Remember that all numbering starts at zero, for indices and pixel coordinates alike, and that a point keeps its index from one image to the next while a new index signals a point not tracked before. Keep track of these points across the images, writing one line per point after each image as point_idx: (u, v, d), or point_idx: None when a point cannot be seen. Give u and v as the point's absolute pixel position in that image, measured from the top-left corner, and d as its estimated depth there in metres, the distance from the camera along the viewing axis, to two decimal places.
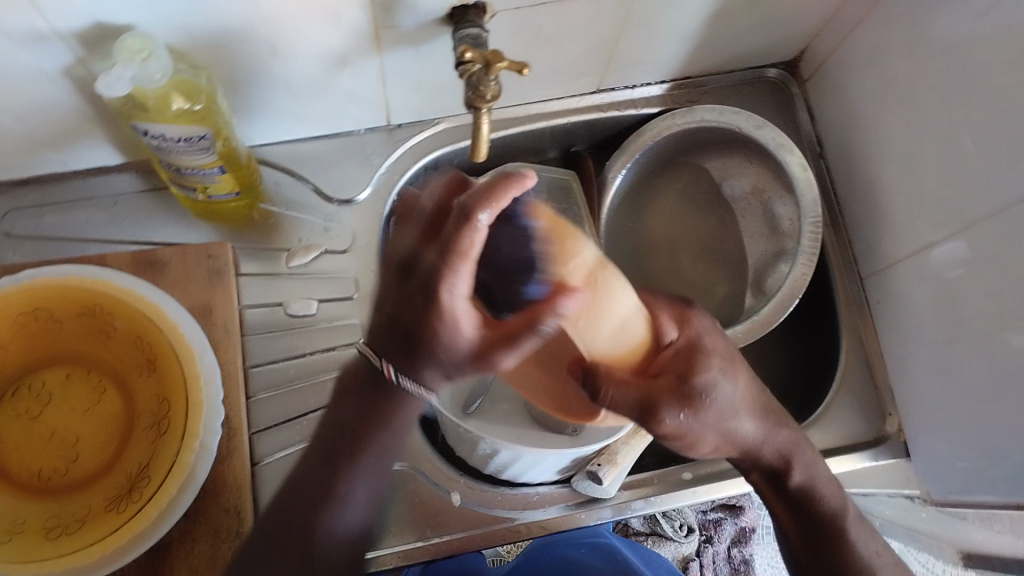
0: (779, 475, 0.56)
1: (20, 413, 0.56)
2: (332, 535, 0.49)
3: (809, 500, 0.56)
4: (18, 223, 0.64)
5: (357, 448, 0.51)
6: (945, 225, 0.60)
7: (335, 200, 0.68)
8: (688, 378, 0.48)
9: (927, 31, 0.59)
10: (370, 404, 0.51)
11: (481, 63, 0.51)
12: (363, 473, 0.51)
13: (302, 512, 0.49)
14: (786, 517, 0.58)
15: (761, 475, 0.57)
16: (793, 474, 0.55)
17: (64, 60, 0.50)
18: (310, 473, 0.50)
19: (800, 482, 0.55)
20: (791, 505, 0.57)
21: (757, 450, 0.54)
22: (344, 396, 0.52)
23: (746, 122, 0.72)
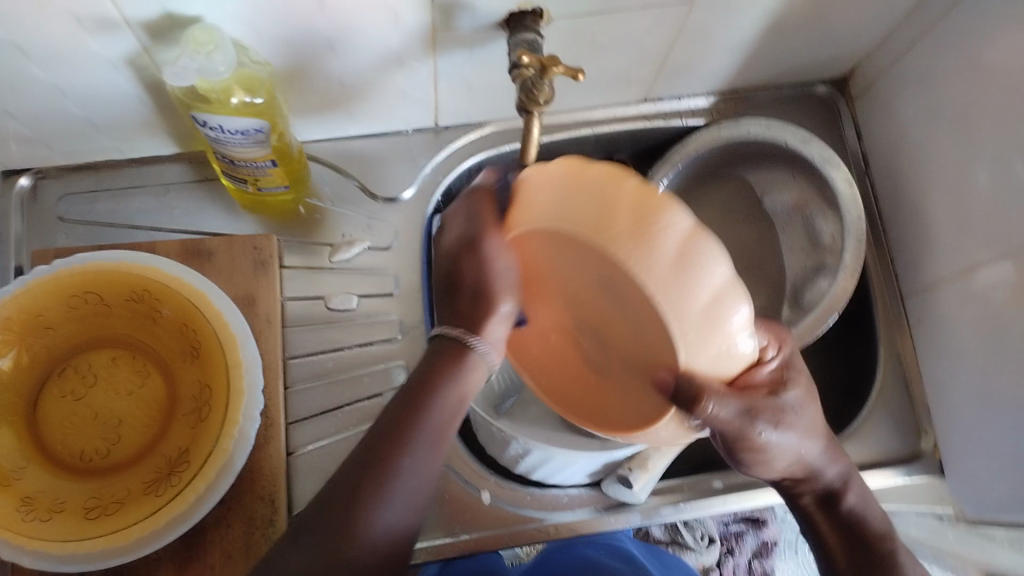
0: (834, 495, 0.55)
1: (66, 394, 0.57)
2: (376, 533, 0.45)
3: (860, 523, 0.56)
4: (73, 207, 0.66)
5: (408, 431, 0.47)
6: (992, 247, 0.59)
7: (380, 197, 0.69)
8: (779, 394, 0.48)
9: (984, 53, 0.58)
10: (436, 374, 0.47)
11: (536, 66, 0.52)
12: (410, 463, 0.46)
13: (344, 508, 0.45)
14: (835, 539, 0.57)
15: (813, 497, 0.56)
16: (846, 496, 0.55)
17: (130, 49, 0.52)
18: (345, 476, 0.46)
19: (853, 505, 0.56)
20: (840, 529, 0.56)
21: (820, 469, 0.54)
22: (418, 367, 0.49)
23: (791, 136, 0.71)
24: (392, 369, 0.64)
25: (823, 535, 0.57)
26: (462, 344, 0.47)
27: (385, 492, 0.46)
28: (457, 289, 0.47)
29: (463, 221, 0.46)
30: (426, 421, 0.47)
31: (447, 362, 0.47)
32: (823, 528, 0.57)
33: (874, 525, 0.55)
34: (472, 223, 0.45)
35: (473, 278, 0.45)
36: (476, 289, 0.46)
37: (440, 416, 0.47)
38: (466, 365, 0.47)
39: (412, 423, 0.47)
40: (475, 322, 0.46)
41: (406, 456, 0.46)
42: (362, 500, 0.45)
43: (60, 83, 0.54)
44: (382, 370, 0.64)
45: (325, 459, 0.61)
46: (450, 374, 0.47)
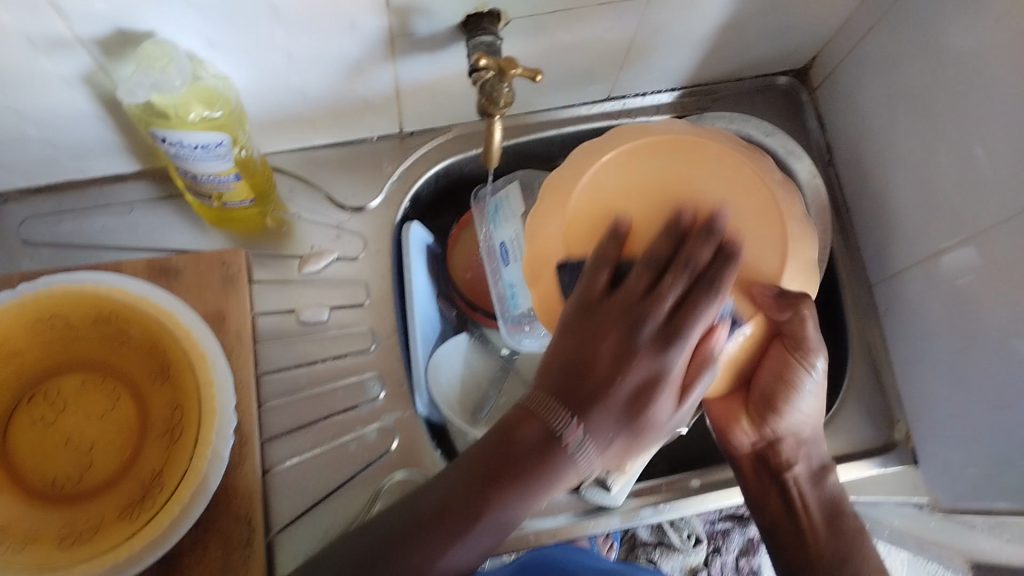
0: (820, 470, 0.57)
1: (36, 420, 0.56)
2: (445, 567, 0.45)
3: (836, 506, 0.56)
4: (36, 230, 0.65)
5: (491, 487, 0.46)
6: (955, 231, 0.60)
7: (348, 207, 0.69)
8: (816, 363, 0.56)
9: (938, 39, 0.59)
10: (523, 432, 0.46)
11: (495, 70, 0.52)
12: (491, 520, 0.45)
13: (404, 555, 0.45)
14: (815, 512, 0.56)
15: (806, 470, 0.57)
16: (829, 475, 0.57)
17: (85, 67, 0.51)
18: (417, 509, 0.47)
19: (835, 487, 0.57)
20: (824, 505, 0.56)
21: (807, 442, 0.57)
22: (488, 442, 0.47)
23: (755, 129, 0.72)
24: (366, 381, 0.64)
25: (803, 510, 0.56)
26: (547, 433, 0.46)
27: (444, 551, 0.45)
28: (590, 371, 0.46)
29: (580, 284, 0.48)
30: (499, 494, 0.45)
31: (538, 443, 0.46)
32: (805, 505, 0.56)
33: (849, 508, 0.56)
34: (564, 329, 0.47)
35: (609, 357, 0.46)
36: (556, 365, 0.47)
37: (511, 493, 0.46)
38: (568, 467, 0.46)
39: (500, 482, 0.46)
40: (574, 407, 0.46)
41: (500, 505, 0.46)
42: (436, 543, 0.45)
43: (14, 104, 0.53)
44: (356, 382, 0.64)
45: (302, 475, 0.60)
46: (556, 465, 0.46)
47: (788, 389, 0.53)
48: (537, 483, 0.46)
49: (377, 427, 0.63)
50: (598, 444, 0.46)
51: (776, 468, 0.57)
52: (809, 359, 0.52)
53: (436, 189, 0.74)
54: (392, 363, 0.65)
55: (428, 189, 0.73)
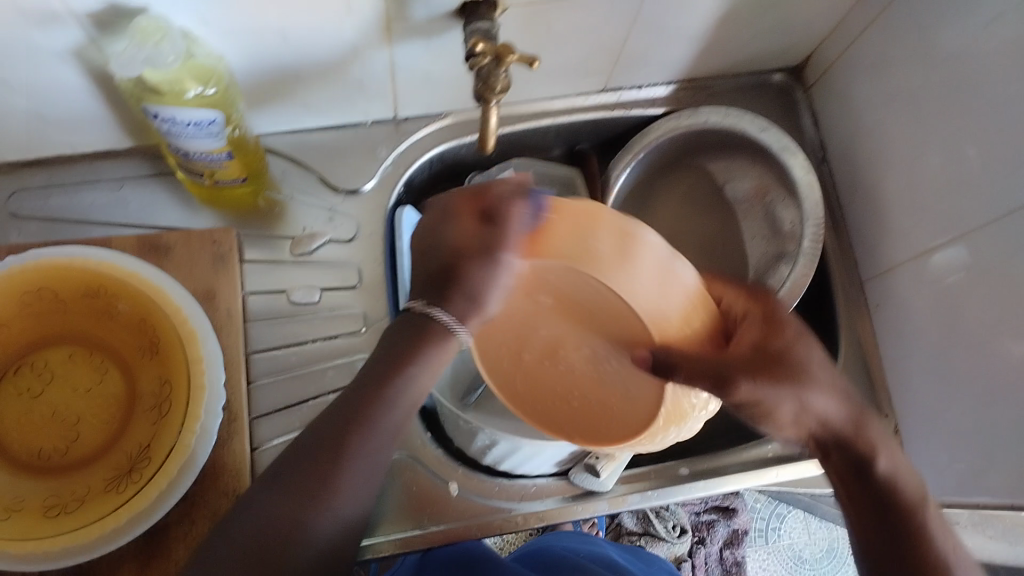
0: (864, 461, 0.48)
1: (21, 391, 0.55)
2: (314, 529, 0.46)
3: (891, 490, 0.48)
4: (25, 203, 0.65)
5: (381, 404, 0.48)
6: (945, 229, 0.60)
7: (342, 190, 0.69)
8: (765, 346, 0.46)
9: (933, 38, 0.60)
10: (409, 338, 0.49)
11: (492, 56, 0.53)
12: (363, 455, 0.48)
13: (291, 497, 0.46)
14: (867, 512, 0.49)
15: (842, 460, 0.50)
16: (879, 459, 0.48)
17: (77, 40, 0.51)
18: (307, 441, 0.49)
19: (886, 470, 0.48)
20: (870, 498, 0.49)
21: (839, 428, 0.48)
22: (394, 345, 0.49)
23: (750, 124, 0.72)
24: (357, 362, 0.64)
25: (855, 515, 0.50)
26: (424, 316, 0.48)
27: (339, 492, 0.48)
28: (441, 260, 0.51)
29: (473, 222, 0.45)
30: (401, 389, 0.49)
31: (419, 332, 0.49)
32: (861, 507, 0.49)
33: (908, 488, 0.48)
34: (446, 213, 0.46)
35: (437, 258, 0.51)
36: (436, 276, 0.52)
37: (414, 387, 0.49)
38: (442, 343, 0.49)
39: (380, 407, 0.48)
40: (445, 296, 0.47)
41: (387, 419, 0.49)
42: (313, 500, 0.47)
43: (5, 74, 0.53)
44: (345, 364, 0.64)
45: None
46: (423, 352, 0.49)
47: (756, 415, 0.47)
48: (412, 377, 0.49)
49: None
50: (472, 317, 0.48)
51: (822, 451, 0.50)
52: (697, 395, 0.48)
53: (430, 175, 0.74)
54: None
55: (422, 175, 0.73)
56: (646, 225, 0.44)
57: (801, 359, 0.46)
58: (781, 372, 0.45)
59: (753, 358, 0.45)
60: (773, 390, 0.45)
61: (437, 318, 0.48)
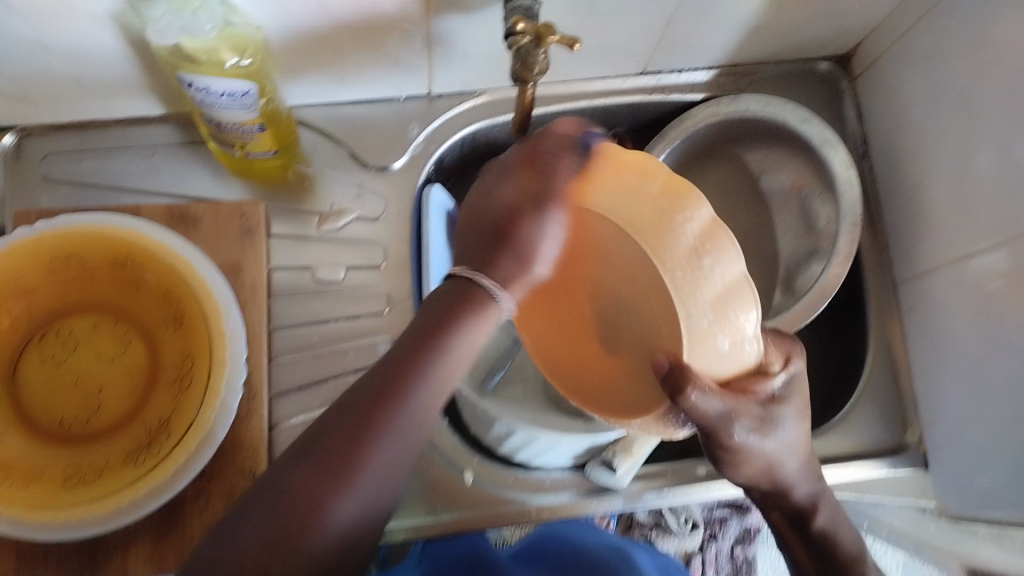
0: (803, 516, 0.54)
1: (45, 358, 0.56)
2: (332, 523, 0.40)
3: (830, 543, 0.55)
4: (58, 167, 0.65)
5: (395, 387, 0.43)
6: (989, 235, 0.58)
7: (371, 166, 0.68)
8: (772, 402, 0.47)
9: (991, 33, 0.57)
10: (444, 312, 0.45)
11: (531, 36, 0.51)
12: (380, 452, 0.42)
13: (293, 496, 0.40)
14: (803, 553, 0.56)
15: (782, 515, 0.55)
16: (818, 515, 0.54)
17: (116, 4, 0.50)
18: (320, 437, 0.42)
19: (823, 526, 0.54)
20: (810, 546, 0.55)
21: (791, 489, 0.52)
22: (422, 317, 0.46)
23: (792, 115, 0.69)
24: (377, 344, 0.64)
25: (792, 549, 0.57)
26: (479, 287, 0.45)
27: (343, 483, 0.40)
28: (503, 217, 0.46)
29: (533, 180, 0.46)
30: (415, 376, 0.43)
31: (459, 298, 0.45)
32: (794, 544, 0.56)
33: (844, 536, 0.55)
34: (488, 192, 0.48)
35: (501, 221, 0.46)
36: (483, 220, 0.48)
37: (436, 376, 0.44)
38: (480, 301, 0.45)
39: (399, 387, 0.43)
40: (492, 256, 0.46)
41: (389, 420, 0.42)
42: (334, 481, 0.40)
43: (41, 37, 0.52)
44: (367, 344, 0.64)
45: None
46: (456, 320, 0.45)
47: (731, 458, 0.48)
48: (453, 343, 0.44)
49: None
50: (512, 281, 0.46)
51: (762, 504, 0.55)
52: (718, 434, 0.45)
53: (461, 154, 0.73)
54: (405, 328, 0.65)
55: (454, 154, 0.72)
56: (756, 307, 0.44)
57: (788, 430, 0.48)
58: (774, 432, 0.47)
59: (759, 412, 0.46)
60: (756, 444, 0.47)
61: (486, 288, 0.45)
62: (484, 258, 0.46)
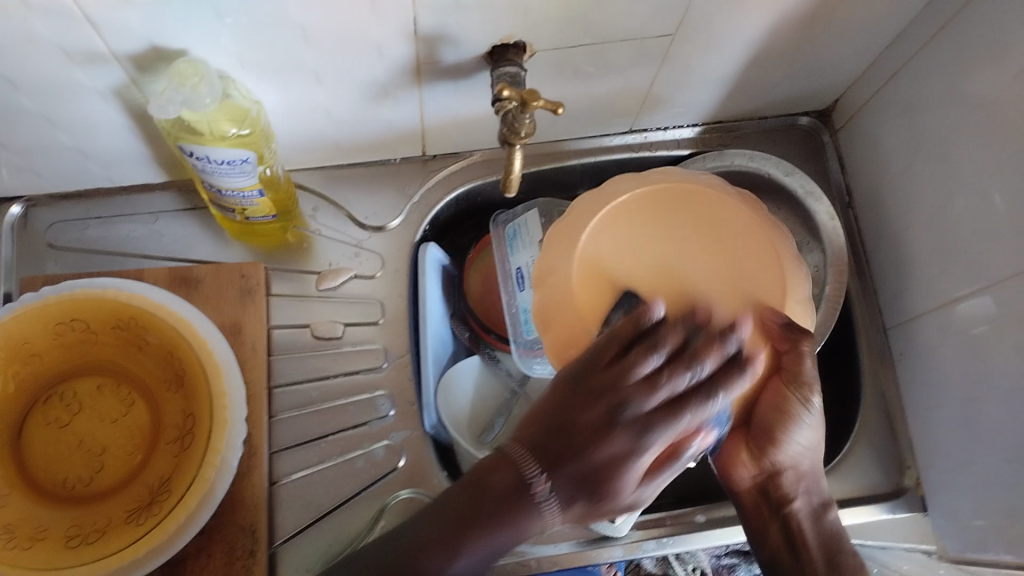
0: (823, 506, 0.57)
1: (50, 421, 0.57)
2: None
3: (835, 543, 0.56)
4: (62, 234, 0.67)
5: (456, 540, 0.44)
6: (972, 279, 0.59)
7: (368, 226, 0.70)
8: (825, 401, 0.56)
9: (963, 86, 0.59)
10: (500, 515, 0.44)
11: (517, 101, 0.52)
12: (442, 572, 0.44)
13: (420, 558, 0.44)
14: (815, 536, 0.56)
15: (806, 504, 0.57)
16: (830, 511, 0.57)
17: (119, 80, 0.52)
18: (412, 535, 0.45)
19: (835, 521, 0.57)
20: (825, 544, 0.56)
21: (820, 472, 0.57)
22: (466, 488, 0.46)
23: (776, 168, 0.72)
24: (376, 399, 0.65)
25: (805, 547, 0.56)
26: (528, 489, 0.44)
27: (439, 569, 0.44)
28: (603, 392, 0.44)
29: (602, 358, 0.46)
30: (478, 542, 0.44)
31: (500, 493, 0.45)
32: (808, 542, 0.56)
33: (848, 545, 0.56)
34: (569, 385, 0.46)
35: (586, 420, 0.44)
36: (548, 423, 0.45)
37: (491, 552, 0.45)
38: (531, 516, 0.44)
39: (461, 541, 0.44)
40: (562, 475, 0.44)
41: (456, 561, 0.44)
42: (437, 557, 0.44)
43: (48, 111, 0.55)
44: (366, 400, 0.64)
45: (308, 488, 0.61)
46: (508, 524, 0.44)
47: (788, 422, 0.53)
48: (505, 537, 0.44)
49: (385, 445, 0.63)
50: (572, 503, 0.45)
51: (777, 501, 0.57)
52: (806, 395, 0.52)
53: (456, 211, 0.74)
54: (404, 383, 0.66)
55: (448, 212, 0.73)
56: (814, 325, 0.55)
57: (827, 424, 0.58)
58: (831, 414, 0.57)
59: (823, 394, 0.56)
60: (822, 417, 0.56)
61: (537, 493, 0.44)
62: (537, 459, 0.45)
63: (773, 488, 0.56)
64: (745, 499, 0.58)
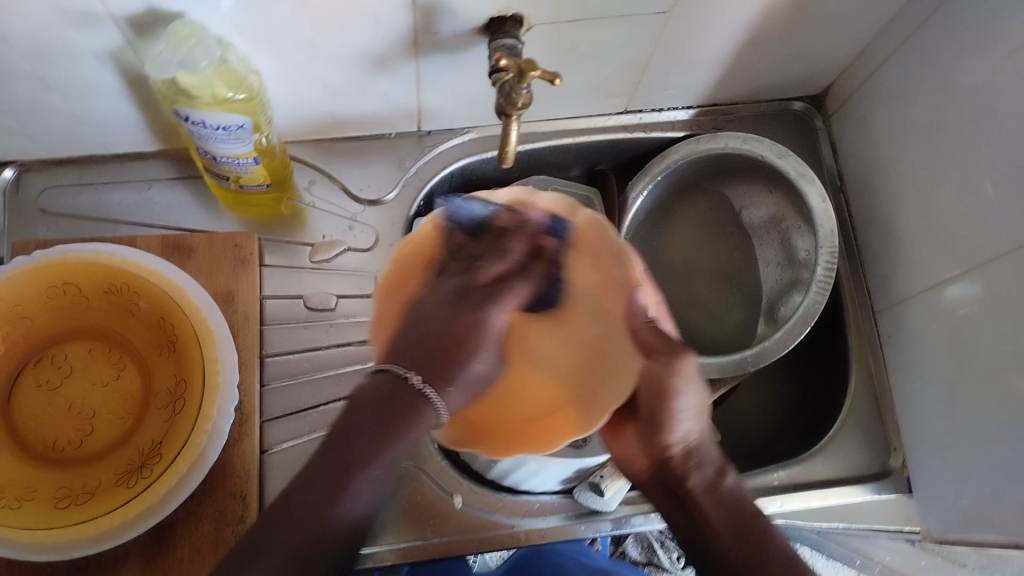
0: (716, 475, 0.53)
1: (41, 383, 0.57)
2: (342, 516, 0.45)
3: (736, 508, 0.51)
4: (54, 200, 0.66)
5: (373, 445, 0.47)
6: (959, 262, 0.60)
7: (363, 200, 0.70)
8: (651, 417, 0.54)
9: (955, 73, 0.60)
10: (376, 395, 0.49)
11: (514, 71, 0.52)
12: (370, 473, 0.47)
13: (309, 493, 0.45)
14: (723, 523, 0.51)
15: (699, 478, 0.53)
16: (726, 475, 0.53)
17: (116, 43, 0.52)
18: (322, 461, 0.47)
19: (730, 486, 0.53)
20: (717, 503, 0.52)
21: (687, 451, 0.54)
22: (355, 411, 0.49)
23: (769, 151, 0.72)
24: (368, 370, 0.65)
25: (705, 523, 0.51)
26: (416, 393, 0.50)
27: (350, 484, 0.46)
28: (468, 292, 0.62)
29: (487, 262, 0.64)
30: (386, 447, 0.47)
31: (399, 403, 0.49)
32: (708, 516, 0.51)
33: (750, 507, 0.52)
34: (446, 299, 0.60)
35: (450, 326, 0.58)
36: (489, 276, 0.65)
37: (390, 453, 0.48)
38: (411, 416, 0.49)
39: (370, 451, 0.47)
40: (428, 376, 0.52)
41: (370, 468, 0.47)
42: (336, 487, 0.46)
43: (43, 73, 0.54)
44: (358, 371, 0.65)
45: (298, 457, 0.61)
46: (394, 434, 0.48)
47: (660, 407, 0.53)
48: (400, 437, 0.48)
49: None
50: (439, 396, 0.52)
51: (673, 483, 0.54)
52: (659, 419, 0.53)
53: (451, 188, 0.74)
54: None
55: (443, 188, 0.74)
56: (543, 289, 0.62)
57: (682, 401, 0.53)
58: (664, 419, 0.53)
59: (647, 416, 0.54)
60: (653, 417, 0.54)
61: (414, 385, 0.51)
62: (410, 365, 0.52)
63: (671, 468, 0.54)
64: (639, 479, 0.57)
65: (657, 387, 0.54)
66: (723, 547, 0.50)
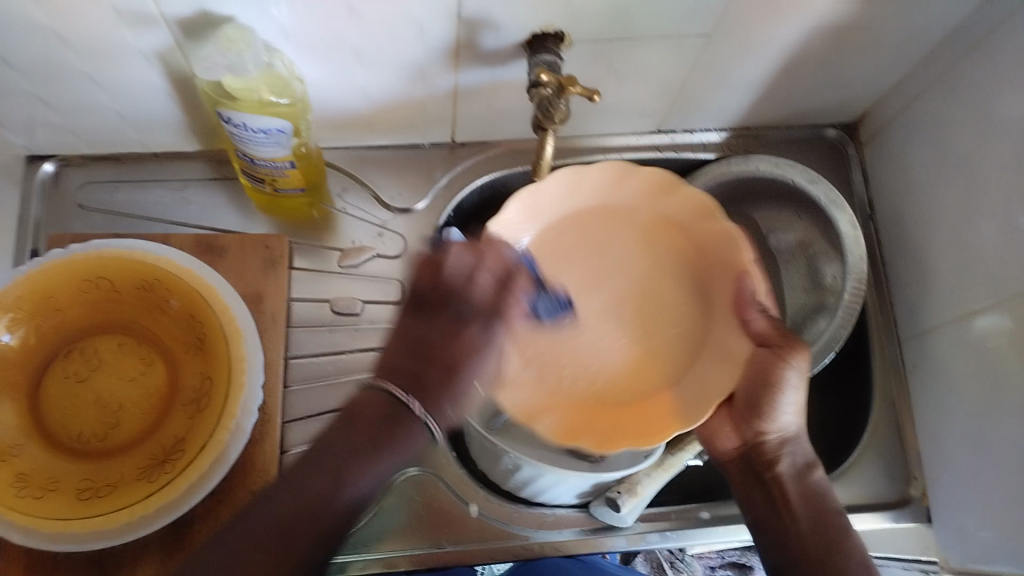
0: (804, 468, 0.57)
1: (68, 374, 0.58)
2: (344, 498, 0.50)
3: (819, 501, 0.56)
4: (91, 196, 0.68)
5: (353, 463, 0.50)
6: (991, 294, 0.60)
7: (393, 208, 0.70)
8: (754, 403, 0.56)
9: (993, 105, 0.60)
10: (362, 425, 0.51)
11: (555, 86, 0.53)
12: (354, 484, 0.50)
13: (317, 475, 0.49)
14: (805, 518, 0.55)
15: (788, 466, 0.57)
16: (814, 469, 0.57)
17: (164, 43, 0.53)
18: (322, 449, 0.51)
19: (814, 480, 0.57)
20: (801, 497, 0.56)
21: (783, 441, 0.57)
22: (352, 420, 0.52)
23: (800, 176, 0.72)
24: None
25: (788, 508, 0.56)
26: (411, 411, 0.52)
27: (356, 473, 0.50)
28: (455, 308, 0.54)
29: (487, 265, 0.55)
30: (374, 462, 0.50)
31: (394, 417, 0.51)
32: (791, 504, 0.56)
33: (833, 503, 0.56)
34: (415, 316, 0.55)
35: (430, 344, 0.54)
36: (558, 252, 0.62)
37: (379, 463, 0.51)
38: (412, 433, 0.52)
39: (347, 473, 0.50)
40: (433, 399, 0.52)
41: (357, 481, 0.50)
42: (337, 477, 0.50)
43: (91, 71, 0.56)
44: None
45: None
46: (395, 442, 0.51)
47: (770, 393, 0.55)
48: (395, 451, 0.51)
49: None
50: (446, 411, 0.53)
51: (761, 468, 0.57)
52: (764, 405, 0.56)
53: (480, 201, 0.75)
54: None
55: (472, 200, 0.74)
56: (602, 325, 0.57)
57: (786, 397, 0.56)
58: (767, 408, 0.56)
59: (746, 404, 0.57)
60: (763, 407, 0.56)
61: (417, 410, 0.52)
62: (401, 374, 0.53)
63: (760, 456, 0.57)
64: (724, 463, 0.60)
65: (768, 377, 0.55)
66: (800, 534, 0.55)
